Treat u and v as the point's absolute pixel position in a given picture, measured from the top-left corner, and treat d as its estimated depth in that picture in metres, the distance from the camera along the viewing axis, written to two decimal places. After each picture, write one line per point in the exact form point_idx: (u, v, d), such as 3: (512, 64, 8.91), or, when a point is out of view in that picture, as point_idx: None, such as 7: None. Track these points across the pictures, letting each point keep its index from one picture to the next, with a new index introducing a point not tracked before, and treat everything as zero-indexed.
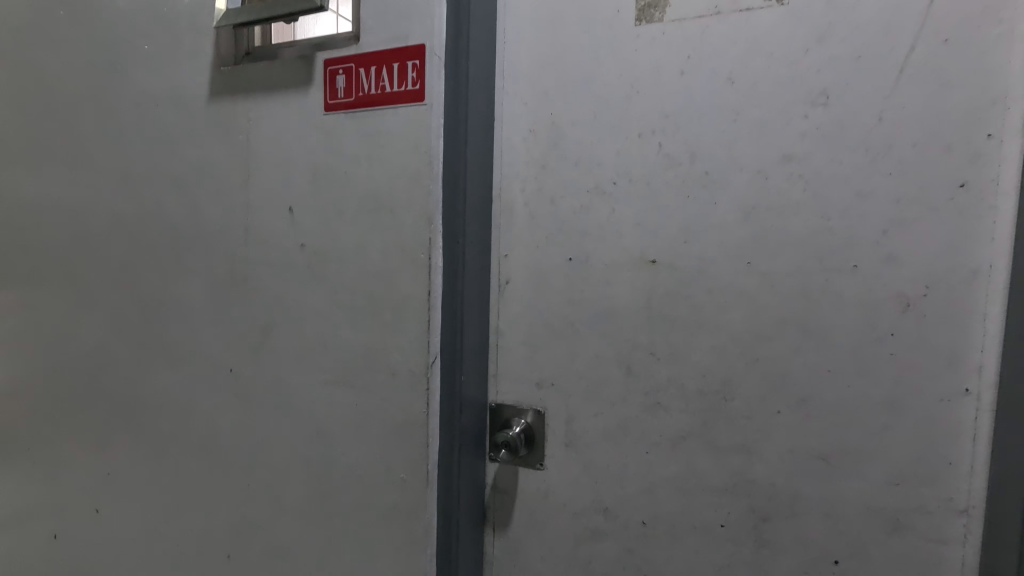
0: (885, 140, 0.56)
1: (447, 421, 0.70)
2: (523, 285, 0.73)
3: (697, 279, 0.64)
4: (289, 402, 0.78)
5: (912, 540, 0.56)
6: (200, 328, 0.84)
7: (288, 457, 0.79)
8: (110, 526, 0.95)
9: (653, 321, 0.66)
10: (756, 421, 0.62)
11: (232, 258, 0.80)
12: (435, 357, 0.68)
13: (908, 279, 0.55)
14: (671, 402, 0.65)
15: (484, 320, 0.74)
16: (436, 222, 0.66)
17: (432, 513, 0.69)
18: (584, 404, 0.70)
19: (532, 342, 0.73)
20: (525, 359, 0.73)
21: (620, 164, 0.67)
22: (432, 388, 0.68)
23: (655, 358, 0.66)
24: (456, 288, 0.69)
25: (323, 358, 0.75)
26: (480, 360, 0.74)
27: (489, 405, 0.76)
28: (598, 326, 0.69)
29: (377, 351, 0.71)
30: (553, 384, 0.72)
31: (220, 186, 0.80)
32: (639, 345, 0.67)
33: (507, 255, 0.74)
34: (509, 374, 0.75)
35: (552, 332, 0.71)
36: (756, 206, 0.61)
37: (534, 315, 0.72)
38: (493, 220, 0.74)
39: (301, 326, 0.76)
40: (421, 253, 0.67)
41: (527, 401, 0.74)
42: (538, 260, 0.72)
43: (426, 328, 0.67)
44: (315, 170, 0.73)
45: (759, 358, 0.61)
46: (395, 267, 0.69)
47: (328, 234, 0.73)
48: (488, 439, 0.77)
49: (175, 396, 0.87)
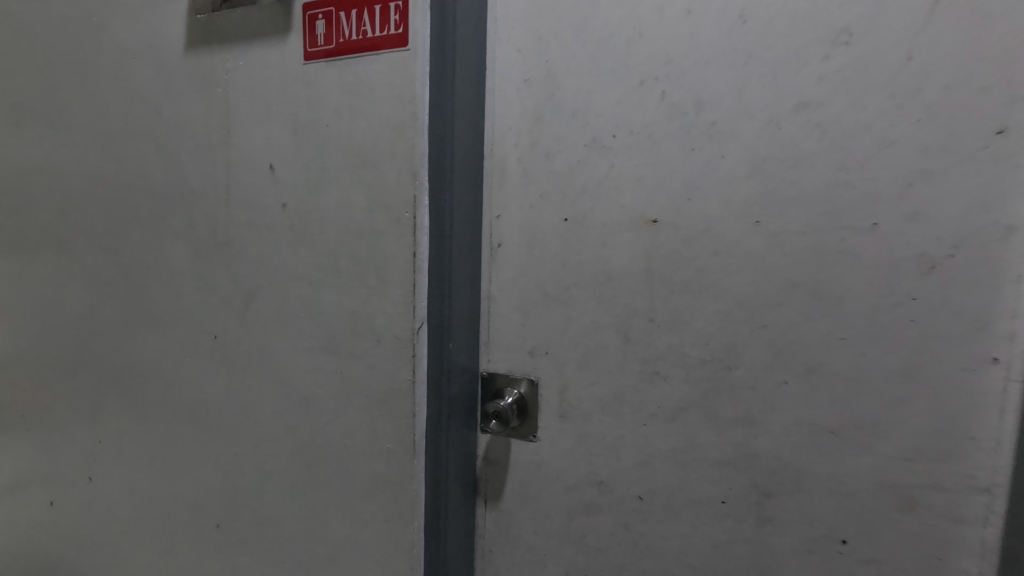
0: (913, 83, 0.50)
1: (435, 389, 0.67)
2: (516, 247, 0.69)
3: (701, 239, 0.59)
4: (274, 369, 0.75)
5: (927, 519, 0.52)
6: (185, 293, 0.81)
7: (275, 426, 0.76)
8: (103, 494, 0.94)
9: (652, 285, 0.62)
10: (761, 391, 0.58)
11: (215, 219, 0.77)
12: (422, 321, 0.65)
13: (933, 237, 0.50)
14: (671, 371, 0.62)
15: (475, 284, 0.71)
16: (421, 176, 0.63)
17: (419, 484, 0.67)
18: (578, 372, 0.67)
19: (525, 307, 0.69)
20: (518, 325, 0.70)
21: (620, 115, 0.62)
22: (418, 354, 0.65)
23: (654, 323, 0.62)
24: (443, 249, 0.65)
25: (307, 323, 0.72)
26: (471, 325, 0.71)
27: (480, 373, 0.73)
28: (594, 290, 0.65)
29: (361, 315, 0.67)
30: (547, 352, 0.68)
31: (199, 144, 0.76)
32: (638, 311, 0.63)
33: (499, 216, 0.69)
34: (501, 342, 0.71)
35: (546, 297, 0.67)
36: (767, 159, 0.56)
37: (527, 280, 0.68)
38: (485, 178, 0.70)
39: (284, 290, 0.73)
40: (405, 210, 0.63)
41: (519, 368, 0.70)
42: (532, 221, 0.67)
43: (411, 290, 0.64)
44: (296, 124, 0.69)
45: (767, 325, 0.57)
46: (379, 226, 0.65)
47: (311, 191, 0.69)
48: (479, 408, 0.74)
49: (162, 364, 0.85)
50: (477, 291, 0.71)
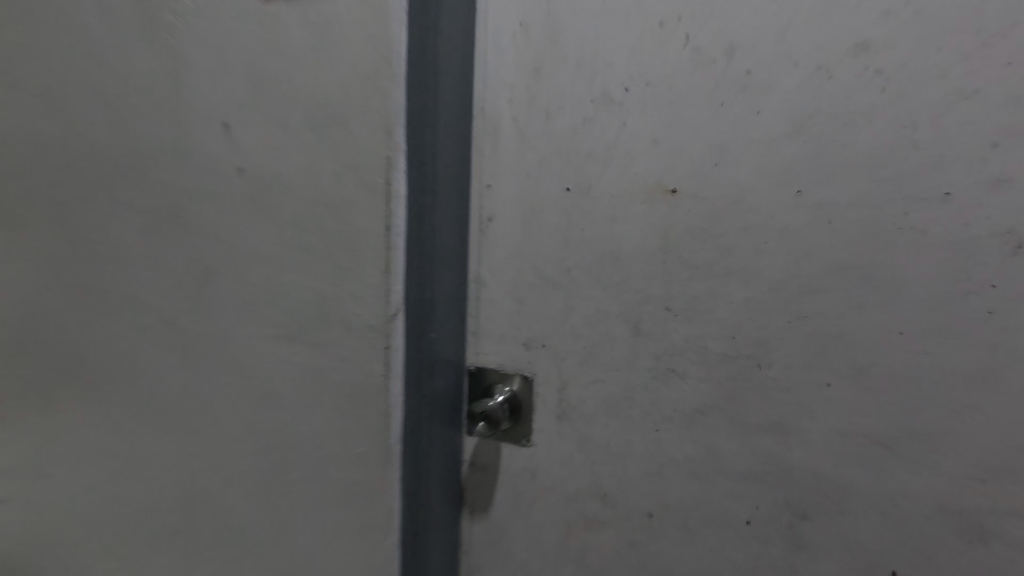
0: (1005, 17, 0.40)
1: (415, 384, 0.58)
2: (508, 222, 0.59)
3: (729, 213, 0.50)
4: (234, 358, 0.66)
5: (999, 551, 0.44)
6: (136, 272, 0.71)
7: (236, 424, 0.67)
8: (55, 493, 0.85)
9: (669, 267, 0.52)
10: (797, 395, 0.48)
11: (166, 187, 0.67)
12: (399, 309, 0.55)
13: (1021, 210, 0.41)
14: (689, 369, 0.52)
15: (462, 266, 0.61)
16: (398, 136, 0.52)
17: (395, 494, 0.58)
18: (580, 369, 0.57)
19: (520, 293, 0.60)
20: (511, 313, 0.60)
21: (635, 64, 0.52)
22: (394, 347, 0.56)
23: (670, 313, 0.53)
24: (422, 225, 0.56)
25: (268, 308, 0.62)
26: (456, 313, 0.62)
27: (467, 367, 0.64)
28: (600, 273, 0.55)
29: (328, 300, 0.58)
30: (544, 345, 0.59)
31: (148, 100, 0.66)
32: (651, 298, 0.53)
33: (490, 186, 0.60)
34: (492, 332, 0.62)
35: (544, 281, 0.58)
36: (813, 114, 0.46)
37: (521, 261, 0.59)
38: (475, 142, 0.60)
39: (243, 270, 0.63)
40: (379, 177, 0.53)
41: (512, 363, 0.61)
42: (528, 192, 0.58)
43: (386, 273, 0.54)
44: (254, 74, 0.59)
45: (807, 316, 0.48)
46: (348, 195, 0.55)
47: (271, 155, 0.59)
48: (465, 407, 0.65)
49: (113, 351, 0.76)
50: (463, 274, 0.62)
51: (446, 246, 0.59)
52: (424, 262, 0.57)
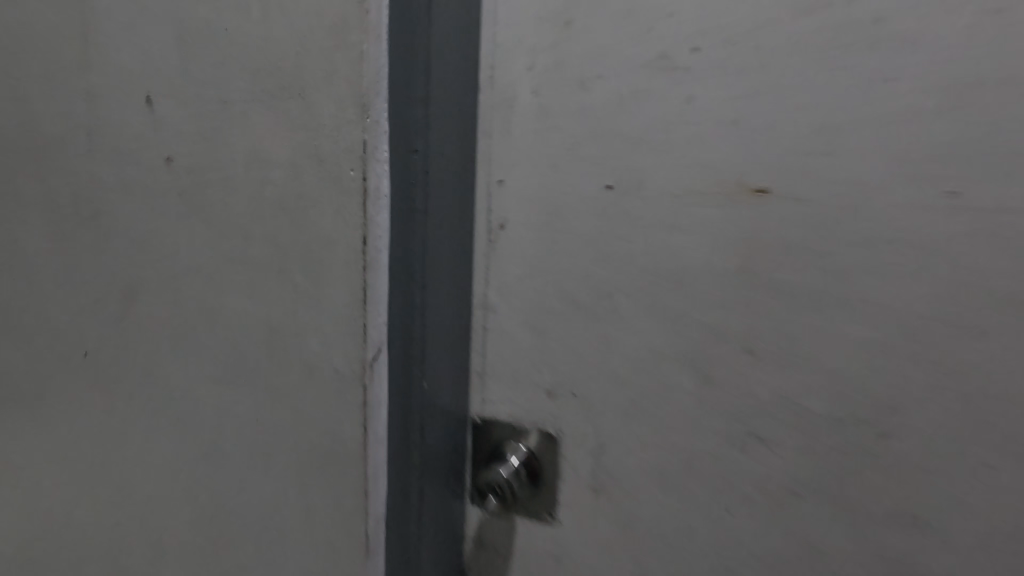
0: None
1: (401, 450, 0.43)
2: (528, 230, 0.44)
3: (845, 222, 0.35)
4: (166, 403, 0.51)
5: None
6: (40, 286, 0.55)
7: (168, 486, 0.52)
8: None
9: (754, 296, 0.38)
10: (934, 475, 0.35)
11: (74, 177, 0.51)
12: (381, 347, 0.41)
13: None
14: (777, 433, 0.39)
15: (464, 289, 0.46)
16: (377, 112, 0.38)
17: None
18: (623, 426, 0.44)
19: (541, 325, 0.45)
20: (529, 351, 0.46)
21: (709, 12, 0.37)
22: (373, 400, 0.42)
23: (752, 359, 0.39)
24: (413, 234, 0.40)
25: (208, 341, 0.47)
26: (456, 352, 0.46)
27: (470, 418, 0.49)
28: (653, 301, 0.41)
29: (284, 335, 0.43)
30: (574, 393, 0.45)
31: (49, 62, 0.50)
32: (726, 337, 0.39)
33: (503, 181, 0.44)
34: (503, 373, 0.47)
35: (575, 309, 0.43)
36: (979, 83, 0.32)
37: (543, 282, 0.44)
38: (479, 119, 0.44)
39: (175, 290, 0.48)
40: (349, 168, 0.38)
41: (531, 415, 0.47)
42: (553, 189, 0.42)
43: (362, 300, 0.40)
44: (183, 27, 0.43)
45: (955, 369, 0.34)
46: (312, 194, 0.40)
47: (205, 137, 0.43)
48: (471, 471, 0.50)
49: (13, 386, 0.59)
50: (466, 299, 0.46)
51: (445, 262, 0.43)
52: (417, 287, 0.41)
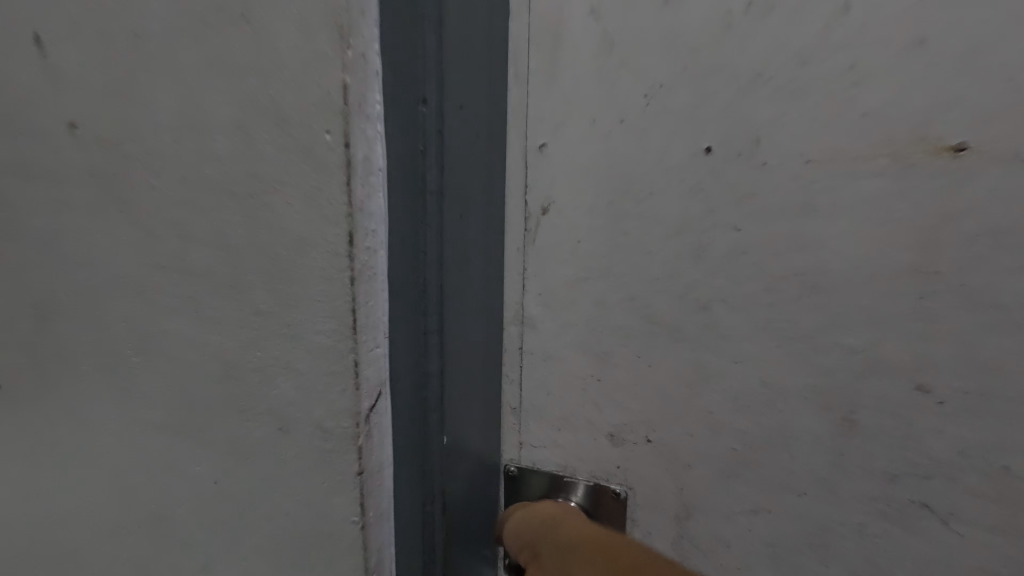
0: None
1: (415, 524, 0.31)
2: (582, 215, 0.31)
3: None
4: (79, 465, 0.37)
5: None
6: None
7: (90, 573, 0.38)
8: None
9: (936, 312, 0.26)
10: None
11: None
12: (381, 392, 0.27)
13: None
14: (957, 505, 0.27)
15: (492, 298, 0.33)
16: (367, 38, 0.23)
17: None
18: (723, 486, 0.31)
19: (603, 348, 0.32)
20: (584, 383, 0.33)
21: None
22: (371, 472, 0.28)
23: (927, 401, 0.27)
24: (421, 226, 0.27)
25: (137, 384, 0.33)
26: (483, 383, 0.34)
27: (502, 469, 0.37)
28: (776, 316, 0.28)
29: (241, 378, 0.29)
30: (650, 440, 0.33)
31: None
32: (888, 369, 0.27)
33: (545, 146, 0.31)
34: (548, 411, 0.35)
35: (655, 328, 0.31)
36: None
37: (606, 287, 0.31)
38: (512, 63, 0.32)
39: (86, 310, 0.34)
40: (323, 129, 0.24)
41: (585, 467, 0.35)
42: (621, 155, 0.30)
43: (351, 330, 0.26)
44: None
45: None
46: (269, 171, 0.26)
47: (113, 89, 0.29)
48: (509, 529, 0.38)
49: None
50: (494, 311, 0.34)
51: (467, 263, 0.30)
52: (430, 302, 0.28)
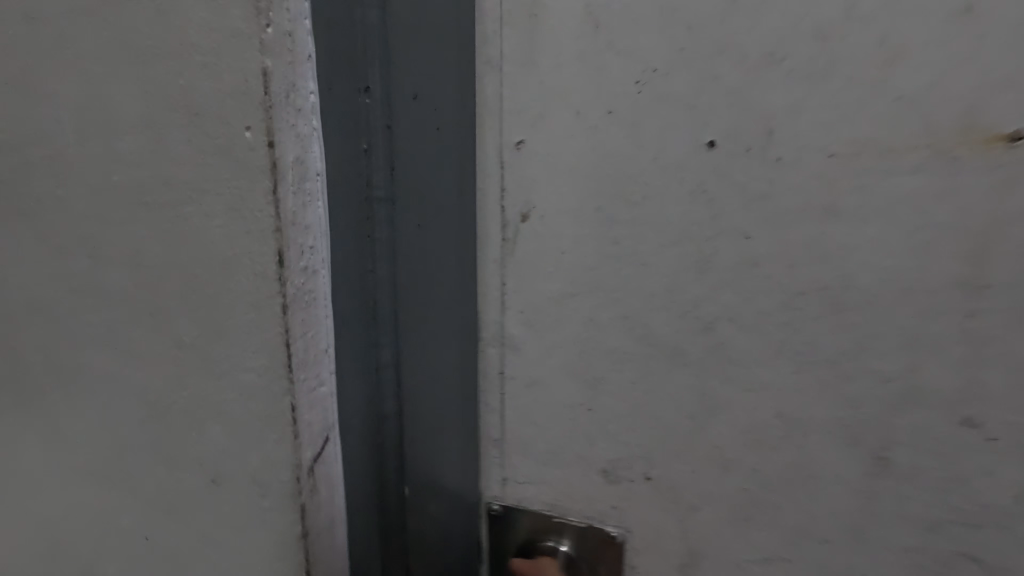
0: None
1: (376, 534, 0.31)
2: (569, 222, 0.26)
3: None
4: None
5: None
6: None
7: None
8: None
9: (985, 334, 0.22)
10: None
11: None
12: (328, 438, 0.25)
13: None
14: (1007, 556, 0.23)
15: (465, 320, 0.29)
16: (292, 12, 0.20)
17: None
18: (734, 531, 0.27)
19: (595, 374, 0.28)
20: (573, 414, 0.28)
21: None
22: (320, 543, 0.25)
23: (974, 438, 0.23)
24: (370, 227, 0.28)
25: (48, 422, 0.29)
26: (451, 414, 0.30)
27: (482, 509, 0.31)
28: (793, 336, 0.24)
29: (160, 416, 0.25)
30: (651, 477, 0.28)
31: None
32: (927, 401, 0.23)
33: (524, 143, 0.26)
34: (535, 447, 0.29)
35: (654, 350, 0.26)
36: None
37: (596, 306, 0.27)
38: (478, 43, 0.26)
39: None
40: (243, 125, 0.21)
41: (576, 507, 0.29)
42: (612, 153, 0.25)
43: (285, 366, 0.22)
44: None
45: None
46: (181, 179, 0.22)
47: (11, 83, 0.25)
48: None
49: None
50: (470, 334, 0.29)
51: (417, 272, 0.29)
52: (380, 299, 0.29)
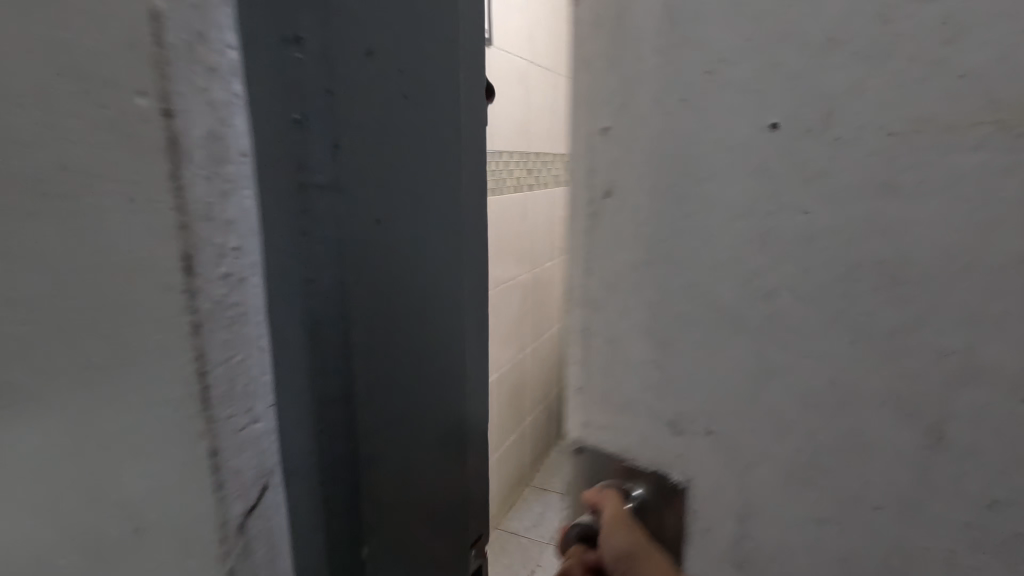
0: None
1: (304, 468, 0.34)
2: (644, 199, 0.29)
3: None
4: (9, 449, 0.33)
5: None
6: None
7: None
8: None
9: None
10: None
11: None
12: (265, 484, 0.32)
13: None
14: None
15: (461, 267, 0.38)
16: (215, 33, 0.27)
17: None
18: (790, 490, 0.29)
19: (660, 338, 0.30)
20: (642, 369, 0.31)
21: None
22: (234, 506, 0.31)
23: None
24: (308, 213, 0.31)
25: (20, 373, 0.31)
26: (319, 372, 0.33)
27: (570, 446, 0.35)
28: (851, 307, 0.25)
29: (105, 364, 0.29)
30: (712, 433, 0.30)
31: None
32: (985, 376, 0.24)
33: (609, 129, 0.29)
34: (605, 399, 0.33)
35: (717, 318, 0.28)
36: None
37: (663, 275, 0.29)
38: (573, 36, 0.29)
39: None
40: (134, 90, 0.25)
41: (645, 455, 0.32)
42: (681, 136, 0.27)
43: (193, 354, 0.28)
44: None
45: None
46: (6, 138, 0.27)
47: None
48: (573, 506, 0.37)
49: None
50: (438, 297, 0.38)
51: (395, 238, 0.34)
52: (354, 250, 0.33)
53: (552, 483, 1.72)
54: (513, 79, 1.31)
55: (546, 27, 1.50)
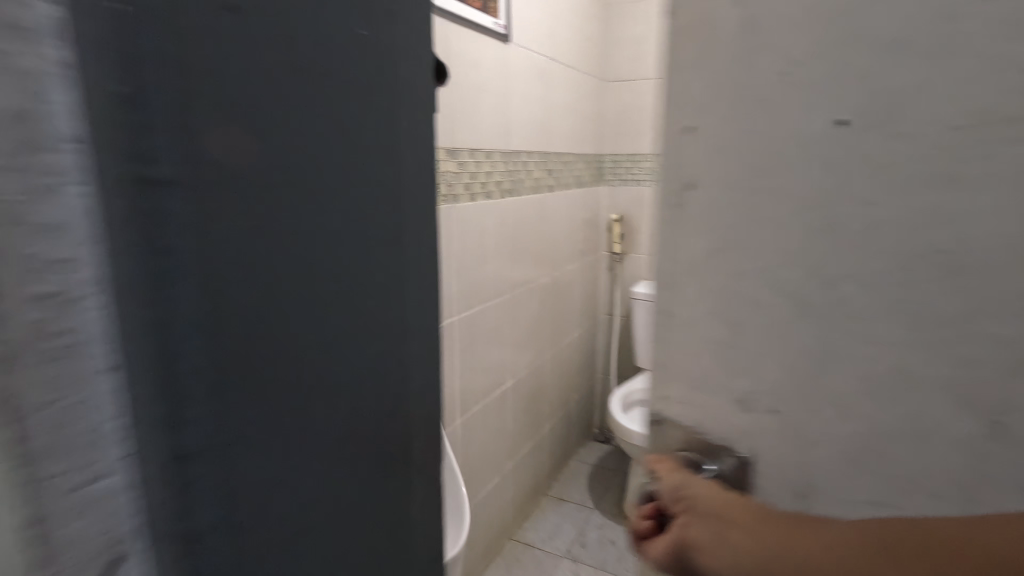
0: None
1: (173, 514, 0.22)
2: (727, 190, 0.29)
3: None
4: None
5: None
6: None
7: None
8: None
9: None
10: None
11: None
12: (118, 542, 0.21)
13: None
14: None
15: (399, 196, 0.29)
16: None
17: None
18: (857, 469, 0.29)
19: (733, 321, 0.31)
20: (715, 351, 0.32)
21: None
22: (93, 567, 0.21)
23: None
24: (142, 197, 0.20)
25: None
26: (183, 406, 0.21)
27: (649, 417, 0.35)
28: (914, 293, 0.26)
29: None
30: (778, 412, 0.31)
31: None
32: None
33: (696, 126, 0.30)
34: (676, 379, 0.33)
35: (786, 303, 0.29)
36: None
37: (741, 262, 0.30)
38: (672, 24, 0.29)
39: None
40: None
41: (716, 431, 0.33)
42: (762, 132, 0.28)
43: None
44: None
45: None
46: None
47: None
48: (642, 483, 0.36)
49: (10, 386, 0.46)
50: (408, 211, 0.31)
51: (305, 176, 0.24)
52: (222, 216, 0.21)
53: (570, 494, 1.71)
54: (531, 82, 1.33)
55: (566, 23, 1.50)
